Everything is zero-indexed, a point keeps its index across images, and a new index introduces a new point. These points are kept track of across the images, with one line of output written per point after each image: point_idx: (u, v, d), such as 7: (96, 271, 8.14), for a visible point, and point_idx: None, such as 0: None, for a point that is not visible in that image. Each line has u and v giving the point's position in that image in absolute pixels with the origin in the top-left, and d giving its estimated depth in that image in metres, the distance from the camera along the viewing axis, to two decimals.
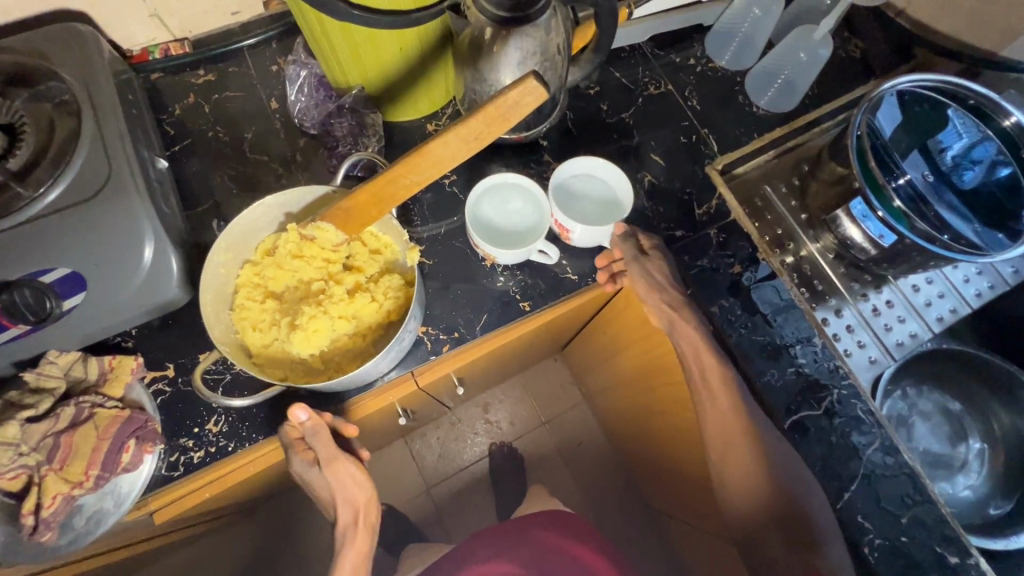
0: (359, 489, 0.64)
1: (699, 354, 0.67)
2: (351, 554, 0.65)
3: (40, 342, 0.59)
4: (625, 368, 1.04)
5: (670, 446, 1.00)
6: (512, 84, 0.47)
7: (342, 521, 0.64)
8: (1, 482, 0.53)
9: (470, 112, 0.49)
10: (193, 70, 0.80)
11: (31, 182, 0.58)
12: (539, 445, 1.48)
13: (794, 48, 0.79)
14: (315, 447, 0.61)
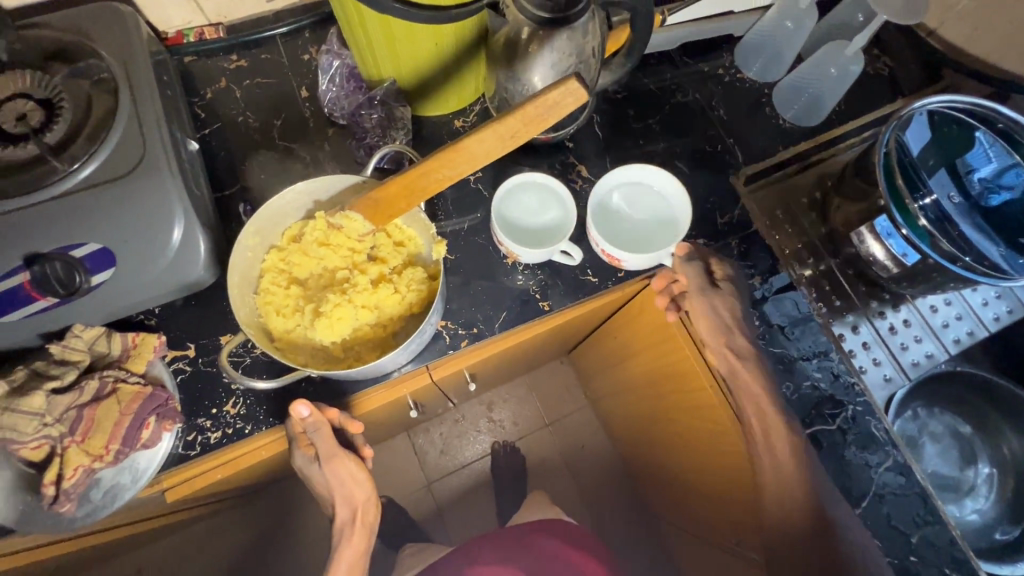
0: (359, 487, 0.66)
1: (756, 394, 0.66)
2: (348, 551, 0.67)
3: (67, 315, 0.60)
4: (633, 374, 1.04)
5: (674, 454, 1.00)
6: (554, 84, 0.48)
7: (340, 519, 0.67)
8: (25, 450, 0.53)
9: (508, 111, 0.49)
10: (226, 55, 0.80)
11: (68, 157, 0.59)
12: (541, 447, 1.48)
13: (825, 63, 0.79)
14: (316, 444, 0.62)
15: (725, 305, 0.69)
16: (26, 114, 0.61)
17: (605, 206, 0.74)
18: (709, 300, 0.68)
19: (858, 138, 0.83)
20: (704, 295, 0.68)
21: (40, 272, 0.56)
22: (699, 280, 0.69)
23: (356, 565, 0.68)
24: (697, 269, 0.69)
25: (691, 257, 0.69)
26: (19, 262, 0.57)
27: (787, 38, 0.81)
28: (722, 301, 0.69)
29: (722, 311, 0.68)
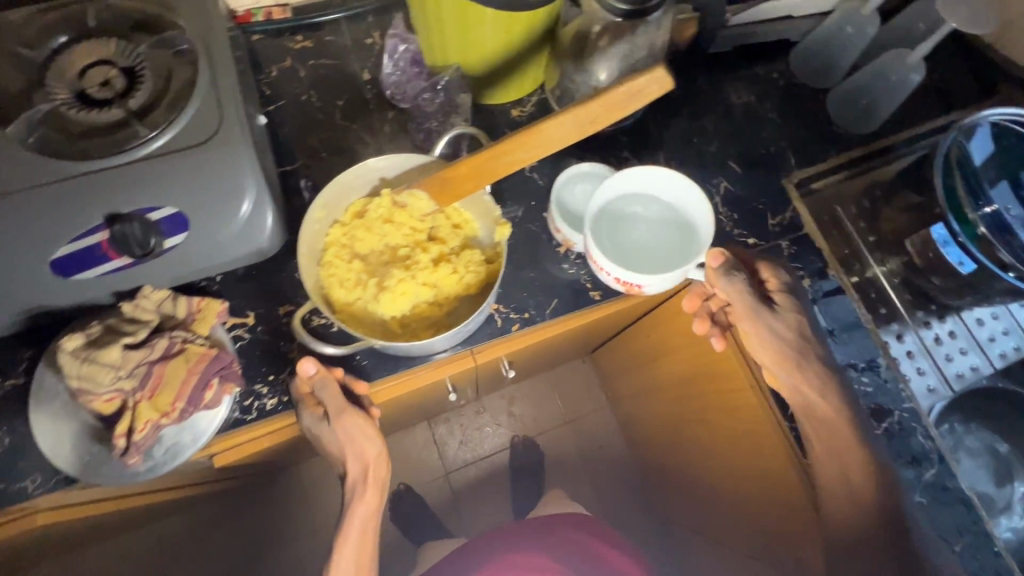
0: (367, 445, 0.64)
1: (819, 419, 0.66)
2: (360, 509, 0.65)
3: (139, 276, 0.62)
4: (662, 375, 1.04)
5: (702, 457, 1.00)
6: (641, 71, 0.52)
7: (352, 475, 0.66)
8: (98, 402, 0.56)
9: (591, 96, 0.53)
10: (291, 35, 0.82)
11: (150, 123, 0.62)
12: (559, 444, 1.48)
13: (887, 70, 0.79)
14: (325, 400, 0.62)
15: (786, 317, 0.65)
16: (108, 81, 0.63)
17: (618, 218, 0.70)
18: (767, 320, 0.65)
19: (913, 148, 0.83)
20: (760, 313, 0.65)
21: (120, 231, 0.58)
22: (751, 298, 0.64)
23: (368, 525, 0.66)
24: (741, 283, 0.64)
25: (733, 270, 0.64)
26: (101, 221, 0.59)
27: (847, 44, 0.81)
28: (783, 314, 0.65)
29: (784, 330, 0.65)
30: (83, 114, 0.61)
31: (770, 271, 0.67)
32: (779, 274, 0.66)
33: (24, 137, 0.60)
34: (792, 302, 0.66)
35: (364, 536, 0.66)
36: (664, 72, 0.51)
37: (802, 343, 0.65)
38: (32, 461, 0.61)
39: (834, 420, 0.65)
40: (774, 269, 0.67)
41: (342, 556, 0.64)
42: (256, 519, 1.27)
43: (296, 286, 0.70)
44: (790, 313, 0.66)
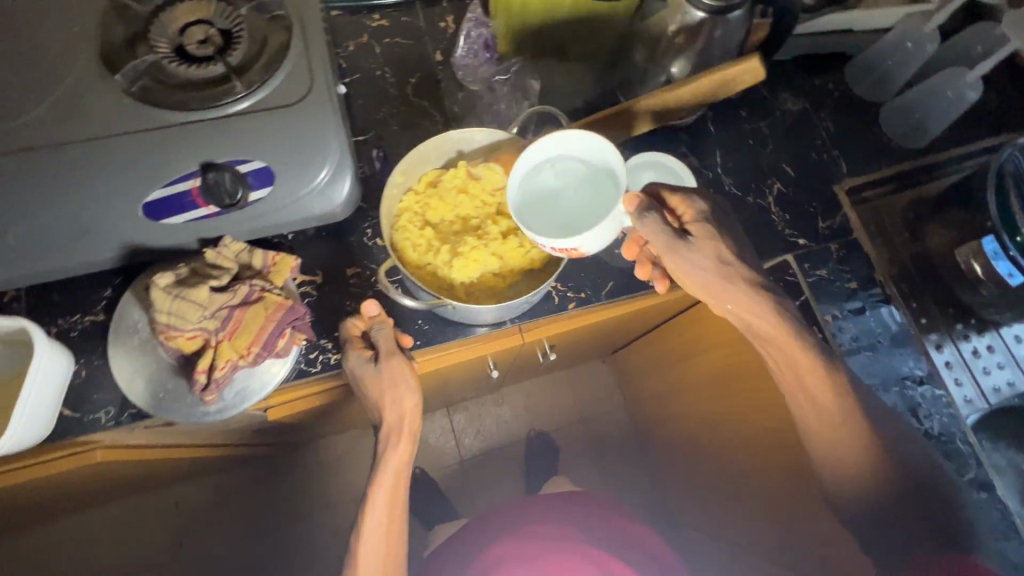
0: (406, 392, 0.62)
1: (820, 416, 0.67)
2: (393, 459, 0.63)
3: (221, 226, 0.64)
4: (691, 373, 1.03)
5: (726, 457, 0.99)
6: (733, 64, 0.64)
7: (387, 422, 0.63)
8: (184, 338, 0.59)
9: (683, 83, 0.67)
10: (368, 12, 0.84)
11: (246, 81, 0.64)
12: (573, 444, 1.44)
13: (942, 86, 0.82)
14: (378, 341, 0.62)
15: (706, 247, 0.62)
16: (207, 39, 0.66)
17: (539, 198, 0.62)
18: (687, 255, 0.62)
19: (960, 167, 0.85)
20: (680, 250, 0.61)
21: (213, 179, 0.61)
22: (666, 234, 0.60)
23: (399, 478, 0.64)
24: (655, 221, 0.59)
25: (649, 209, 0.59)
26: (196, 168, 0.62)
27: (904, 59, 0.84)
28: (703, 246, 0.62)
29: (706, 262, 0.62)
30: (183, 68, 0.64)
31: (684, 204, 0.64)
32: (687, 207, 0.64)
33: (128, 85, 0.63)
34: (707, 232, 0.63)
35: (395, 488, 0.64)
36: (757, 63, 0.64)
37: (739, 282, 0.63)
38: (107, 393, 0.64)
39: (836, 418, 0.66)
40: (687, 199, 0.64)
41: (374, 503, 0.63)
42: (275, 488, 1.29)
43: (363, 249, 0.72)
44: (711, 244, 0.63)
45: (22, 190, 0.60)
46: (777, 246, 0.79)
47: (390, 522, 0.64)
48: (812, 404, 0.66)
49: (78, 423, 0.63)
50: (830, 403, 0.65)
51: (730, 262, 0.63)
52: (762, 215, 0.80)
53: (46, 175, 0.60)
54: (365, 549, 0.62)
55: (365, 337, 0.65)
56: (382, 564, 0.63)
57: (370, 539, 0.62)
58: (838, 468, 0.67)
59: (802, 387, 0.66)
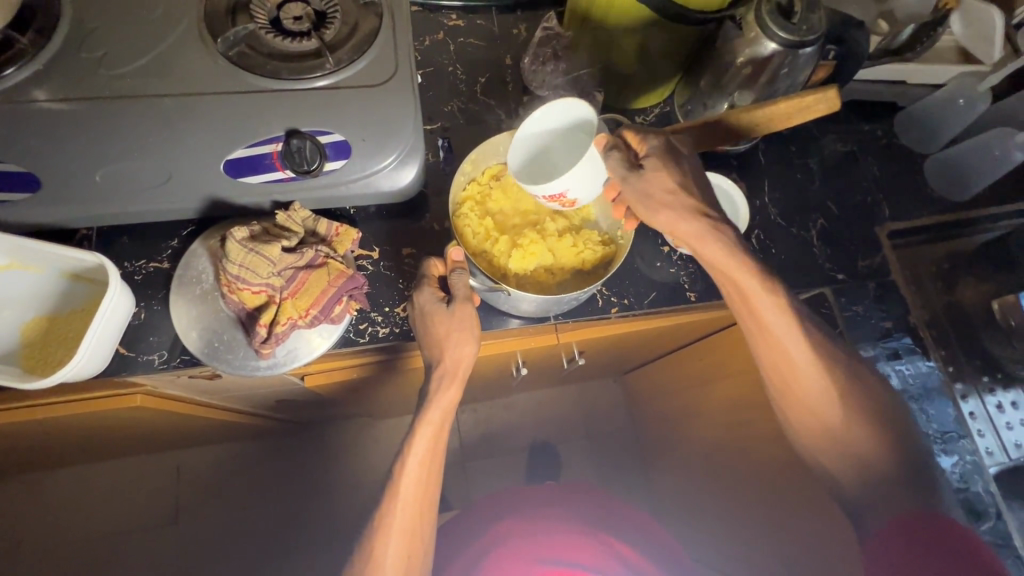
0: (468, 339, 0.64)
1: (822, 430, 0.66)
2: (442, 400, 0.65)
3: (293, 190, 0.67)
4: (704, 402, 1.00)
5: (734, 489, 0.95)
6: (810, 93, 0.67)
7: (442, 366, 0.64)
8: (249, 293, 0.62)
9: (764, 107, 0.69)
10: (447, 12, 0.88)
11: (336, 59, 0.68)
12: (575, 458, 1.39)
13: (990, 144, 0.85)
14: (456, 285, 0.64)
15: (656, 179, 0.62)
16: (303, 16, 0.69)
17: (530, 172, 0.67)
18: (634, 186, 0.62)
19: (998, 225, 0.88)
20: (629, 181, 0.62)
21: (296, 145, 0.64)
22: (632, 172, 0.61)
23: (446, 417, 0.66)
24: (618, 159, 0.61)
25: (612, 147, 0.62)
26: (280, 133, 0.65)
27: (956, 114, 0.88)
28: (651, 177, 0.62)
29: (654, 193, 0.62)
30: (278, 40, 0.68)
31: (639, 141, 0.64)
32: (650, 142, 0.63)
33: (227, 50, 0.67)
34: (657, 164, 0.62)
35: (440, 427, 0.66)
36: (834, 93, 0.66)
37: (685, 213, 0.62)
38: (162, 337, 0.66)
39: (820, 399, 0.65)
40: (642, 135, 0.64)
41: (419, 438, 0.65)
42: (279, 464, 1.30)
43: (421, 232, 0.75)
44: (661, 175, 0.62)
45: (113, 134, 0.63)
46: (817, 277, 0.81)
47: (430, 461, 0.65)
48: (790, 372, 0.66)
49: (131, 362, 0.65)
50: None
51: (677, 192, 0.62)
52: (804, 247, 0.82)
53: (138, 123, 0.63)
54: (405, 484, 0.64)
55: (442, 280, 0.68)
56: (416, 500, 0.65)
57: (410, 474, 0.65)
58: (843, 466, 0.66)
59: (774, 352, 0.65)
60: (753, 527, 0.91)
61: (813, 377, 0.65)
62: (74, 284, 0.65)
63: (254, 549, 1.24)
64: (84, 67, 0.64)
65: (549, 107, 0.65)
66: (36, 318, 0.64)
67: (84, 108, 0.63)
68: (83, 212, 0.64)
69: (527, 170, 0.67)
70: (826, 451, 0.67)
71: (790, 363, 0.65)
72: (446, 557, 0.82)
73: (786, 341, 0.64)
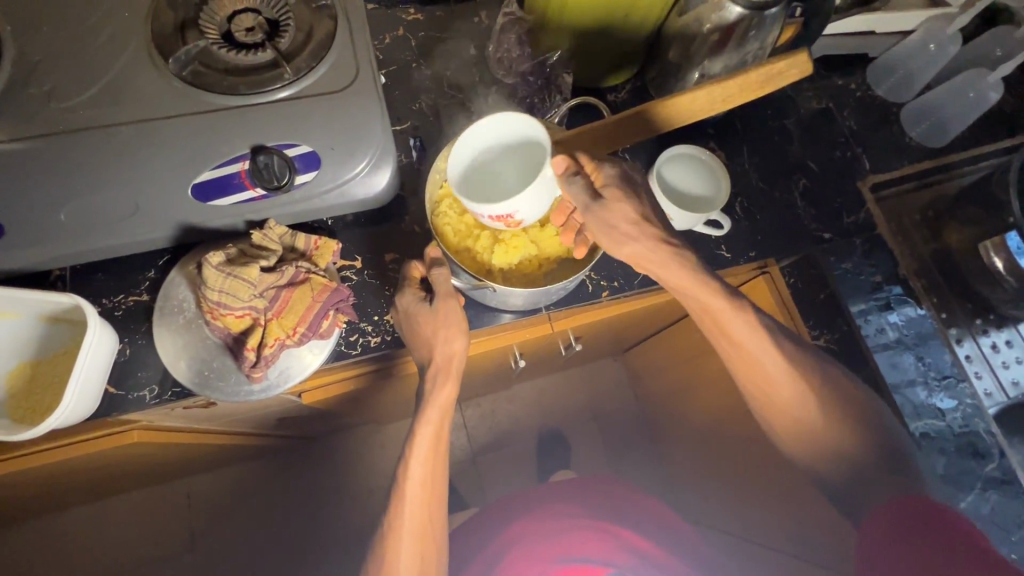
0: (456, 335, 0.63)
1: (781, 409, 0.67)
2: (439, 397, 0.64)
3: (266, 208, 0.65)
4: (705, 372, 1.00)
5: (741, 455, 0.96)
6: (784, 56, 0.65)
7: (433, 365, 0.64)
8: (232, 318, 0.60)
9: (734, 76, 0.66)
10: (404, 7, 0.86)
11: (294, 67, 0.66)
12: (585, 439, 1.40)
13: (964, 88, 0.84)
14: (435, 281, 0.64)
15: (618, 210, 0.60)
16: (255, 27, 0.68)
17: (476, 178, 0.63)
18: (596, 215, 0.59)
19: (977, 167, 0.88)
20: (590, 211, 0.59)
21: (263, 161, 0.62)
22: (580, 196, 0.59)
23: (445, 415, 0.65)
24: (581, 185, 0.59)
25: (573, 173, 0.59)
26: (245, 151, 0.63)
27: (926, 61, 0.87)
28: (613, 207, 0.59)
29: (615, 223, 0.60)
30: (233, 54, 0.66)
31: (595, 167, 0.61)
32: (604, 169, 0.61)
33: (180, 70, 0.65)
34: (618, 194, 0.60)
35: (441, 426, 0.65)
36: (805, 54, 0.65)
37: (646, 243, 0.61)
38: (149, 372, 0.65)
39: (773, 376, 0.65)
40: (597, 162, 0.61)
41: (420, 439, 0.64)
42: (289, 480, 1.29)
43: (401, 236, 0.73)
44: (622, 206, 0.60)
45: (72, 170, 0.61)
46: (805, 239, 0.80)
47: (434, 463, 0.65)
48: (746, 362, 0.66)
49: (122, 400, 0.64)
50: (764, 362, 0.65)
51: (639, 224, 0.60)
52: (788, 210, 0.82)
53: (97, 156, 0.61)
54: (411, 488, 0.64)
55: (424, 281, 0.67)
56: (423, 501, 0.64)
57: (414, 477, 0.64)
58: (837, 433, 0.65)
59: (741, 354, 0.66)
60: (764, 490, 0.92)
61: (767, 356, 0.65)
62: (54, 327, 0.64)
63: (275, 566, 1.24)
64: (33, 104, 0.62)
65: (508, 124, 0.62)
66: (19, 366, 0.62)
67: (39, 147, 0.61)
68: (53, 254, 0.62)
69: (476, 176, 0.63)
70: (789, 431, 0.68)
71: (755, 359, 0.65)
72: (464, 557, 0.82)
73: (755, 350, 0.65)
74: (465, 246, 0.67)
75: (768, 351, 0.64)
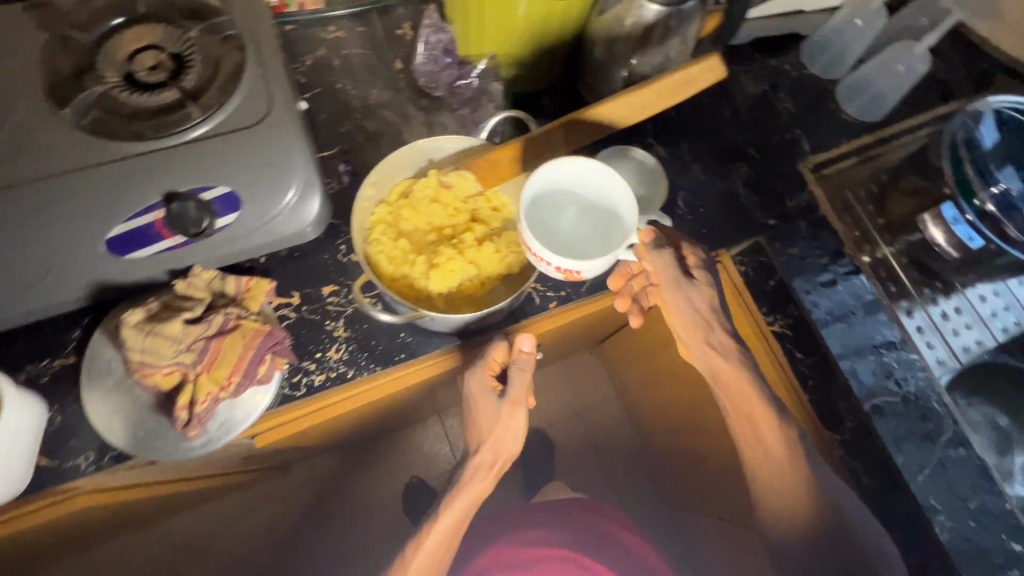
0: (509, 437, 0.73)
1: (770, 468, 0.68)
2: (474, 486, 0.72)
3: (188, 256, 0.63)
4: (670, 366, 1.00)
5: (712, 445, 0.97)
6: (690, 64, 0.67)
7: (481, 460, 0.73)
8: (159, 376, 0.59)
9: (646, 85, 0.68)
10: (324, 25, 0.83)
11: (203, 105, 0.63)
12: (569, 436, 1.41)
13: (893, 60, 0.85)
14: (514, 380, 0.70)
15: (704, 295, 0.70)
16: (158, 66, 0.64)
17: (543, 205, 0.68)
18: (688, 292, 0.69)
19: (914, 137, 0.88)
20: (681, 287, 0.69)
21: (177, 210, 0.59)
22: (672, 268, 0.68)
23: (472, 506, 0.73)
24: (667, 257, 0.68)
25: (664, 247, 0.68)
26: (158, 199, 0.60)
27: (856, 35, 0.86)
28: (701, 290, 0.70)
29: (699, 303, 0.69)
30: (136, 97, 0.63)
31: (687, 251, 0.71)
32: (695, 253, 0.71)
33: (80, 119, 0.61)
34: (707, 280, 0.71)
35: (465, 511, 0.72)
36: (717, 59, 0.67)
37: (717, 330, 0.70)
38: (84, 438, 0.62)
39: (773, 449, 0.68)
40: (692, 247, 0.71)
41: (442, 518, 0.70)
42: (273, 512, 1.28)
43: (338, 266, 0.71)
44: (706, 291, 0.70)
45: None
46: (750, 228, 0.80)
47: (448, 538, 0.70)
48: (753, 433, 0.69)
49: (56, 471, 0.61)
50: (769, 441, 0.68)
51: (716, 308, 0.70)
52: (731, 200, 0.81)
53: None
54: (422, 550, 0.69)
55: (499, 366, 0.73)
56: (428, 567, 0.68)
57: (426, 548, 0.69)
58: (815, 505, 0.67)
59: (755, 428, 0.69)
60: (736, 477, 0.93)
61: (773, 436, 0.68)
62: None
63: None
64: None
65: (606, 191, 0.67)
66: None
67: None
68: None
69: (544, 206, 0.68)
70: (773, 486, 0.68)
71: (762, 434, 0.69)
72: None
73: (770, 427, 0.68)
74: (402, 273, 0.66)
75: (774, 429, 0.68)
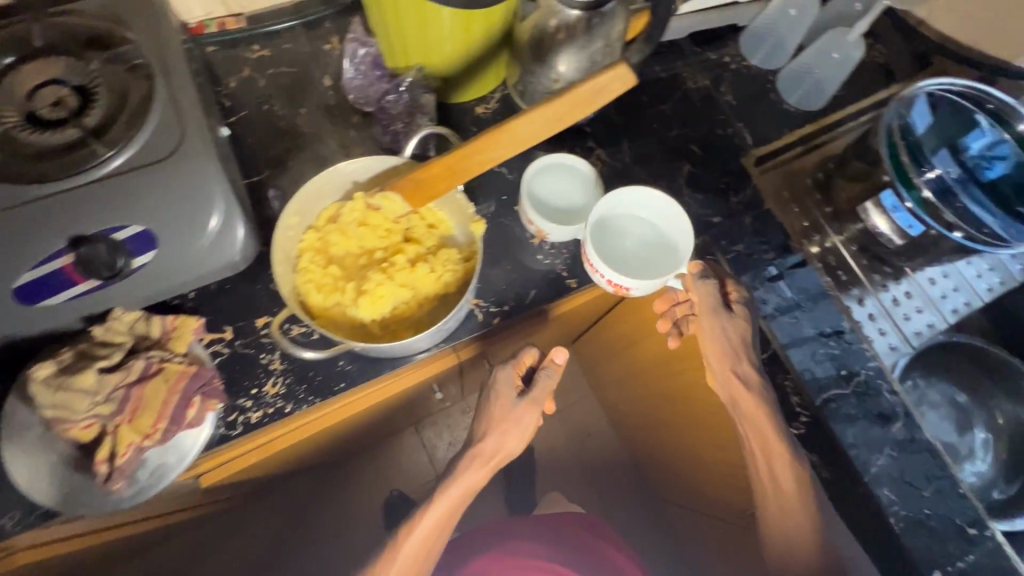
0: (514, 438, 0.73)
1: (775, 489, 0.70)
2: (465, 482, 0.73)
3: (105, 300, 0.60)
4: (633, 367, 1.00)
5: (679, 443, 0.96)
6: (604, 69, 0.58)
7: (481, 450, 0.73)
8: (76, 430, 0.57)
9: (555, 98, 0.58)
10: (247, 45, 0.80)
11: (108, 141, 0.59)
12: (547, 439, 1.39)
13: (829, 48, 0.84)
14: (540, 381, 0.73)
15: (735, 327, 0.71)
16: (59, 100, 0.61)
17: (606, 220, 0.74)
18: (721, 321, 0.70)
19: (855, 123, 0.88)
20: (718, 316, 0.70)
21: (87, 253, 0.57)
22: (712, 297, 0.70)
23: (466, 496, 0.74)
24: (710, 288, 0.70)
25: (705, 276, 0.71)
26: (63, 244, 0.57)
27: (791, 24, 0.85)
28: (736, 322, 0.71)
29: (732, 333, 0.71)
30: (36, 135, 0.59)
31: (730, 282, 0.73)
32: (739, 287, 0.73)
33: None
34: (743, 314, 0.72)
35: (454, 508, 0.74)
36: (624, 66, 0.58)
37: (744, 370, 0.70)
38: (9, 496, 0.60)
39: (786, 482, 0.69)
40: (732, 280, 0.73)
41: (428, 514, 0.73)
42: None
43: (271, 297, 0.69)
44: (739, 323, 0.71)
45: None
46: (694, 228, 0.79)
47: (434, 536, 0.73)
48: (766, 455, 0.70)
49: None
50: (782, 473, 0.69)
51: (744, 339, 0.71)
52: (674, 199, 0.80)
53: None
54: (408, 543, 0.71)
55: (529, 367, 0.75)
56: (410, 566, 0.71)
57: (409, 550, 0.71)
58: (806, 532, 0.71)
59: (769, 451, 0.70)
60: (702, 475, 0.92)
61: (785, 470, 0.69)
62: None
63: None
64: None
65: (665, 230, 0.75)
66: None
67: None
68: None
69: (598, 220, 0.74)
70: (777, 505, 0.71)
71: (774, 462, 0.69)
72: None
73: (782, 454, 0.69)
74: (332, 302, 0.64)
75: (787, 462, 0.69)
